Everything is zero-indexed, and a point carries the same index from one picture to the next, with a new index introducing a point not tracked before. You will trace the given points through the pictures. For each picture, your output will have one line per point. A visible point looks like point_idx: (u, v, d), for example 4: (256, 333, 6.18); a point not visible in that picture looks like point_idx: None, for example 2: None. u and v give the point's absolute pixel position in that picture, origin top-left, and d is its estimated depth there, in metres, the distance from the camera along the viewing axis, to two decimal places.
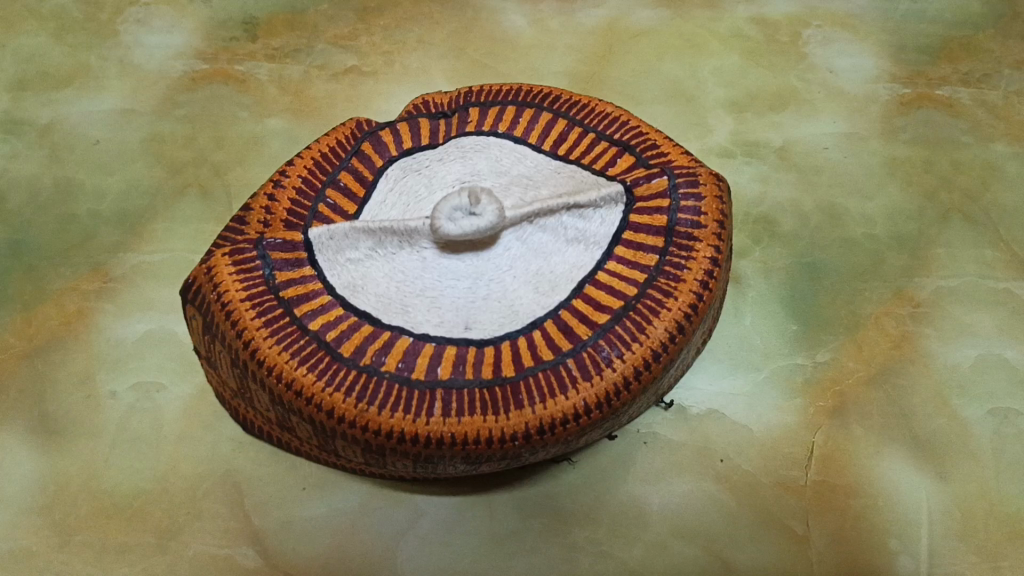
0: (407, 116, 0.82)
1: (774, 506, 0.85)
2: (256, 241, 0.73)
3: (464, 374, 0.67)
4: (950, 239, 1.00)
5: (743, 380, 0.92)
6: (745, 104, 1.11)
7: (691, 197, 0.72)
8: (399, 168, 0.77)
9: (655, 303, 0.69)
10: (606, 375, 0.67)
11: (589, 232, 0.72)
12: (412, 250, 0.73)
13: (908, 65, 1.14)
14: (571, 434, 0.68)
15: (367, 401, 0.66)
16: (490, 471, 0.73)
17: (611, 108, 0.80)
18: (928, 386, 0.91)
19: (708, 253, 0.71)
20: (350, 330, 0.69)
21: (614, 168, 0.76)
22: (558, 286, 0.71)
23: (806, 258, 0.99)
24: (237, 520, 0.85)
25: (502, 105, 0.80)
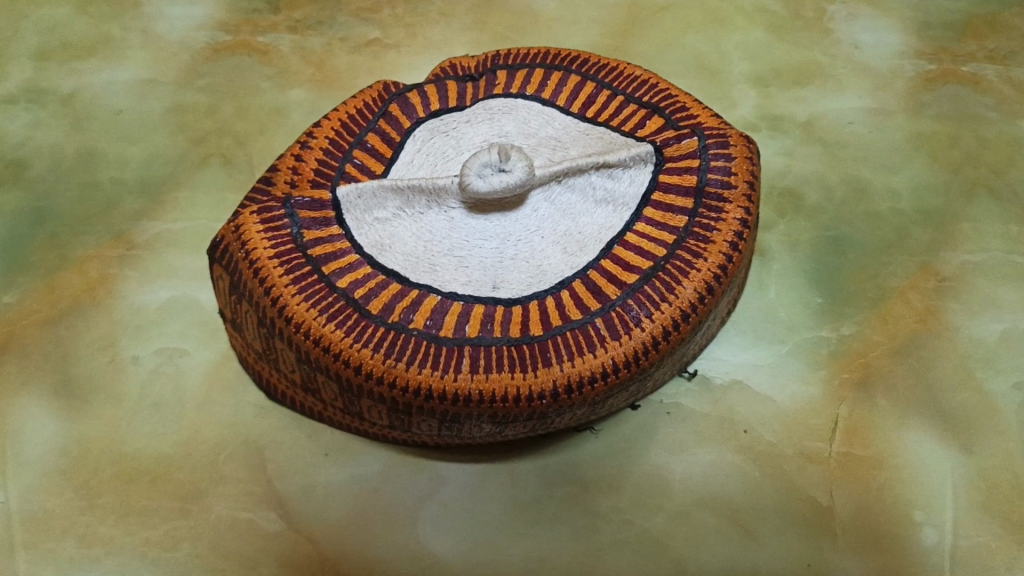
0: (435, 79, 0.85)
1: (797, 477, 0.85)
2: (283, 200, 0.74)
3: (492, 332, 0.68)
4: (975, 214, 0.99)
5: (768, 352, 0.92)
6: (769, 79, 1.10)
7: (721, 158, 0.74)
8: (426, 130, 0.81)
9: (684, 263, 0.70)
10: (635, 334, 0.68)
11: (618, 193, 0.75)
12: (439, 210, 0.76)
13: (933, 41, 1.13)
14: (599, 394, 0.68)
15: (395, 357, 0.67)
16: (515, 432, 0.74)
17: (640, 71, 0.83)
18: (954, 359, 0.90)
19: (738, 214, 0.72)
20: (379, 288, 0.70)
21: (642, 130, 0.79)
22: (586, 246, 0.74)
23: (831, 232, 0.99)
24: (260, 485, 0.85)
25: (529, 68, 0.84)
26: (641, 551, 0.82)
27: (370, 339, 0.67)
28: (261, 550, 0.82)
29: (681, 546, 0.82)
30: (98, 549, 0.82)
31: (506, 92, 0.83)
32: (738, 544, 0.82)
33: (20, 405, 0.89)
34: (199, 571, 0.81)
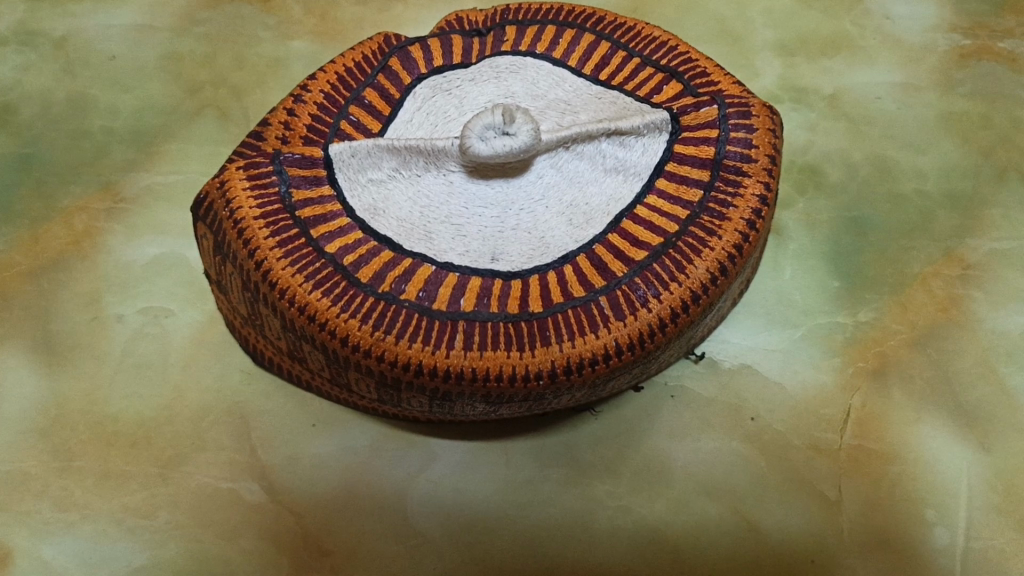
0: (439, 33, 0.80)
1: (805, 469, 0.81)
2: (272, 155, 0.69)
3: (488, 307, 0.64)
4: (1006, 199, 0.94)
5: (780, 336, 0.88)
6: (794, 47, 1.05)
7: (742, 129, 0.69)
8: (428, 87, 0.77)
9: (696, 242, 0.66)
10: (641, 315, 0.64)
11: (629, 162, 0.71)
12: (438, 173, 0.72)
13: (969, 15, 1.07)
14: (599, 377, 0.64)
15: (385, 329, 0.63)
16: (510, 412, 0.70)
17: (658, 32, 0.78)
18: (976, 352, 0.86)
19: (757, 190, 0.67)
20: (369, 256, 0.66)
21: (659, 95, 0.74)
22: (593, 219, 0.70)
23: (852, 212, 0.94)
24: (243, 454, 0.82)
25: (541, 25, 0.79)
26: (637, 540, 0.78)
27: (358, 307, 0.63)
28: (241, 521, 0.79)
29: (680, 536, 0.79)
30: (73, 513, 0.79)
31: (515, 49, 0.78)
32: (740, 537, 0.78)
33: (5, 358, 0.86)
34: (176, 541, 0.78)
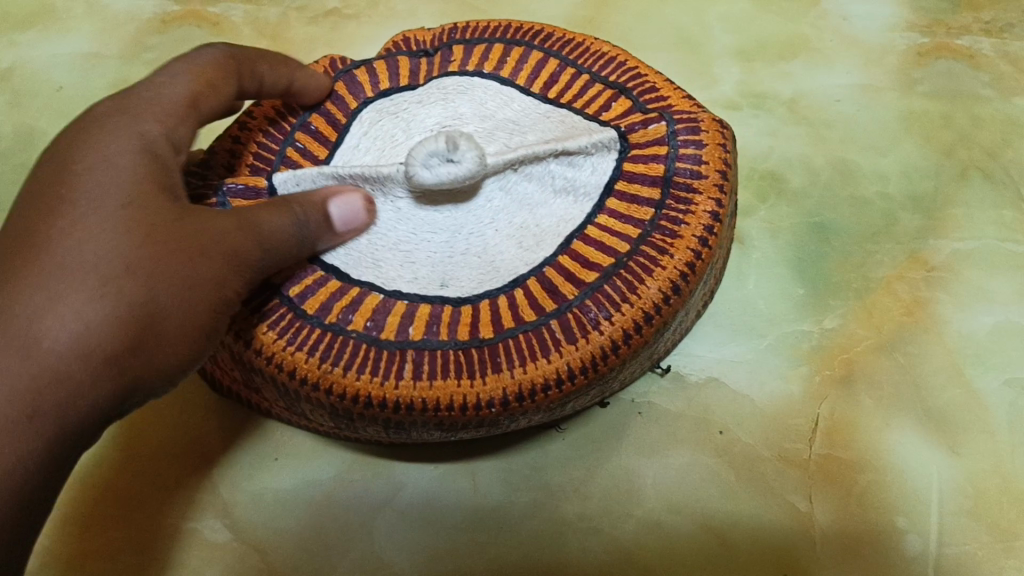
0: (385, 54, 0.79)
1: (775, 482, 0.80)
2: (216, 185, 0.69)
3: (438, 335, 0.64)
4: (968, 198, 0.94)
5: (746, 347, 0.87)
6: (753, 52, 1.04)
7: (691, 145, 0.69)
8: (373, 111, 0.76)
9: (648, 261, 0.65)
10: (593, 338, 0.64)
11: (579, 182, 0.70)
12: (385, 200, 0.71)
13: (927, 13, 1.06)
14: (553, 401, 0.65)
15: (279, 334, 0.65)
16: (470, 435, 0.70)
17: (607, 48, 0.77)
18: (942, 355, 0.85)
19: (708, 207, 0.67)
20: (315, 286, 0.66)
21: (608, 113, 0.73)
22: (544, 241, 0.69)
23: (815, 218, 0.93)
24: (205, 491, 0.80)
25: (488, 43, 0.78)
26: (608, 561, 0.77)
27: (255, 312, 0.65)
28: (204, 561, 0.77)
29: (650, 555, 0.78)
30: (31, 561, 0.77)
31: (462, 69, 0.77)
32: (712, 554, 0.77)
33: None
34: None
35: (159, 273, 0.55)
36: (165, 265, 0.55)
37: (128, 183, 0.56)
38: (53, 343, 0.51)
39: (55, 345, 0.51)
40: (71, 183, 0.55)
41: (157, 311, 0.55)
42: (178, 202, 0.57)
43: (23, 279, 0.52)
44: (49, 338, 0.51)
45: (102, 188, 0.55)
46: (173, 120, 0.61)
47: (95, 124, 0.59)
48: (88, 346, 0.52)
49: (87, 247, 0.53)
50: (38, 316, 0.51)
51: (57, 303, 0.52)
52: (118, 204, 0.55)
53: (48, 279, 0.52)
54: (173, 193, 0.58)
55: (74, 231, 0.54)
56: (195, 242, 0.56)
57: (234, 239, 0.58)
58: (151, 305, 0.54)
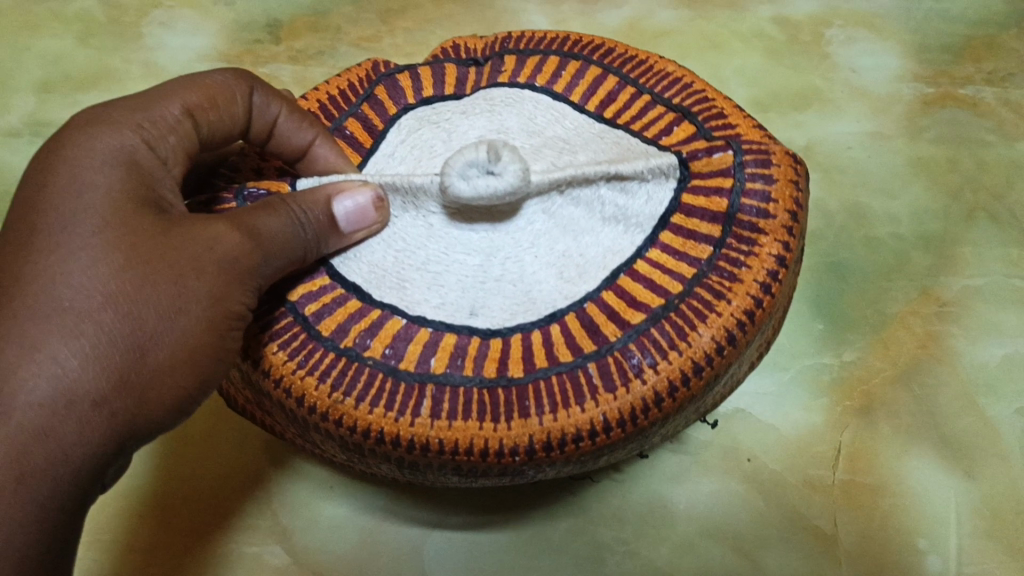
0: (432, 62, 0.85)
1: (801, 506, 0.85)
2: (238, 189, 0.73)
3: (462, 370, 0.67)
4: (975, 238, 1.00)
5: (770, 380, 0.92)
6: (768, 103, 1.11)
7: (760, 180, 0.72)
8: (413, 119, 0.81)
9: (702, 304, 0.68)
10: (637, 385, 0.66)
11: (631, 211, 0.73)
12: (417, 214, 0.73)
13: (930, 65, 1.13)
14: (585, 452, 0.67)
15: (289, 356, 0.68)
16: (491, 484, 0.73)
17: (672, 67, 0.83)
18: (956, 385, 0.90)
19: (773, 250, 0.70)
20: (334, 304, 0.69)
21: (669, 137, 0.77)
22: (586, 273, 0.71)
23: (832, 258, 0.99)
24: (265, 519, 0.86)
25: (543, 56, 0.84)
26: None
27: (267, 331, 0.69)
28: None
29: None
30: None
31: (512, 81, 0.83)
32: None
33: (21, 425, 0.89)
34: None
35: (145, 299, 0.56)
36: (151, 291, 0.56)
37: (105, 204, 0.57)
38: (37, 394, 0.52)
39: (35, 393, 0.52)
40: (48, 216, 0.57)
41: (146, 339, 0.55)
42: (159, 217, 0.59)
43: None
44: (27, 391, 0.52)
45: (75, 219, 0.57)
46: (156, 130, 0.63)
47: (67, 139, 0.61)
48: (72, 391, 0.53)
49: (65, 280, 0.55)
50: (20, 362, 0.52)
51: (38, 345, 0.53)
52: (94, 231, 0.56)
53: (26, 322, 0.53)
54: (156, 208, 0.60)
55: (51, 265, 0.55)
56: (182, 259, 0.57)
57: (223, 245, 0.59)
58: (138, 337, 0.55)
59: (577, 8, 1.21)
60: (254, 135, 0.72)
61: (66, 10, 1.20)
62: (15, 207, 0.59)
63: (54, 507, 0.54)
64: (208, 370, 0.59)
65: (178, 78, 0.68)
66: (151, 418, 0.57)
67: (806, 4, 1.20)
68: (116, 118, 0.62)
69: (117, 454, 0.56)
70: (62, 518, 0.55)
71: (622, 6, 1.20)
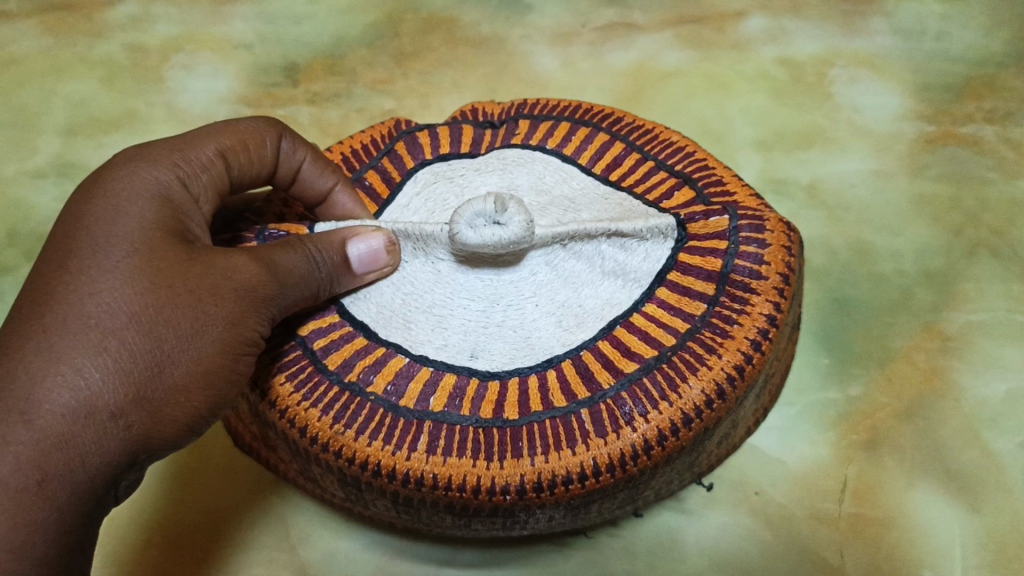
0: (451, 123, 0.91)
1: (808, 539, 0.87)
2: (258, 230, 0.79)
3: (459, 410, 0.71)
4: (978, 273, 1.02)
5: (777, 414, 0.94)
6: (772, 142, 1.14)
7: (754, 244, 0.76)
8: (429, 174, 0.87)
9: (693, 358, 0.72)
10: (627, 432, 0.69)
11: (629, 267, 0.77)
12: (426, 260, 0.79)
13: (932, 104, 1.16)
14: (574, 496, 0.70)
15: (295, 388, 0.73)
16: (485, 528, 0.76)
17: (678, 138, 0.88)
18: (960, 419, 0.92)
19: (765, 309, 0.74)
20: (341, 341, 0.74)
21: (670, 200, 0.82)
22: (585, 322, 0.76)
23: (837, 293, 1.01)
24: (283, 551, 0.88)
25: (555, 122, 0.90)
26: None
27: (274, 363, 0.74)
28: None
29: None
30: None
31: (525, 142, 0.88)
32: None
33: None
34: None
35: (165, 320, 0.61)
36: (172, 312, 0.61)
37: (136, 231, 0.63)
38: (62, 404, 0.56)
39: (59, 402, 0.56)
40: (81, 242, 0.62)
41: (164, 357, 0.60)
42: (185, 246, 0.64)
43: (27, 351, 0.57)
44: (50, 400, 0.56)
45: (107, 244, 0.62)
46: (191, 168, 0.70)
47: (104, 179, 0.66)
48: (93, 403, 0.57)
49: (95, 297, 0.59)
50: (49, 372, 0.57)
51: (66, 356, 0.57)
52: (125, 253, 0.61)
53: (56, 334, 0.58)
54: (183, 237, 0.65)
55: (83, 283, 0.60)
56: (203, 284, 0.63)
57: (242, 275, 0.65)
58: (157, 356, 0.60)
59: (587, 51, 1.25)
60: (279, 178, 0.79)
61: (92, 53, 1.24)
62: (54, 231, 0.64)
63: (72, 513, 0.58)
64: (216, 393, 0.64)
65: (211, 123, 0.75)
66: (163, 433, 0.61)
67: (809, 45, 1.23)
68: (154, 157, 0.69)
69: (128, 465, 0.60)
70: (72, 527, 0.58)
71: (630, 48, 1.24)
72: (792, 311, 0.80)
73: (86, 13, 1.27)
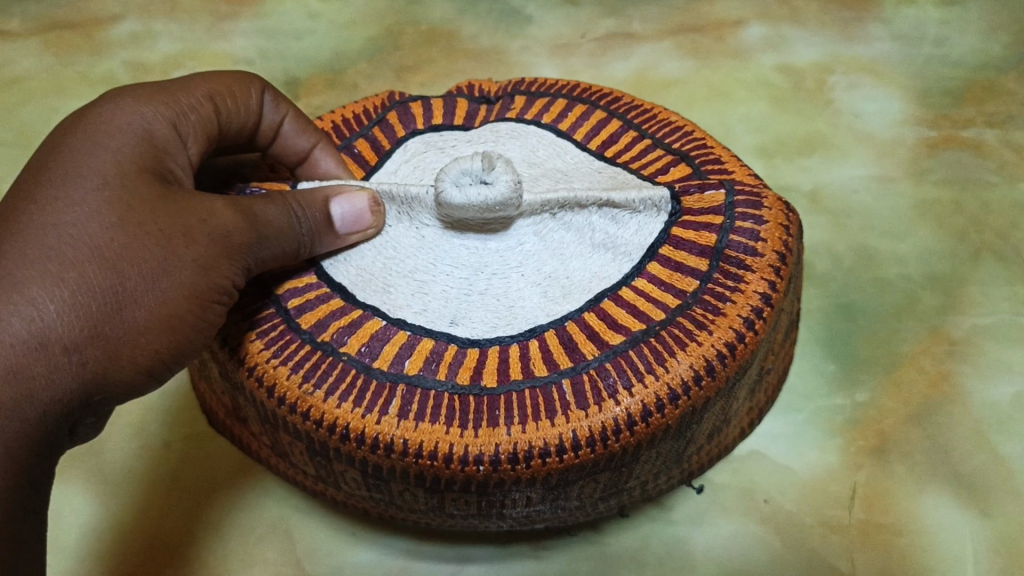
0: (446, 96, 0.92)
1: (819, 547, 0.86)
2: (240, 188, 0.79)
3: (435, 374, 0.70)
4: (982, 277, 1.01)
5: (785, 422, 0.94)
6: (774, 149, 1.14)
7: (750, 220, 0.77)
8: (421, 143, 0.87)
9: (684, 333, 0.71)
10: (612, 404, 0.68)
11: (620, 240, 0.78)
12: (410, 225, 0.79)
13: (932, 108, 1.16)
14: (550, 471, 0.69)
15: (266, 345, 0.72)
16: (460, 511, 0.74)
17: (675, 118, 0.90)
18: (969, 424, 0.91)
19: (760, 287, 0.74)
20: (317, 301, 0.74)
21: (666, 174, 0.83)
22: (571, 294, 0.76)
23: (842, 299, 1.01)
24: (290, 566, 0.85)
25: (552, 99, 0.91)
26: None
27: (248, 320, 0.74)
28: None
29: None
30: None
31: (520, 117, 0.90)
32: None
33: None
34: None
35: (129, 257, 0.60)
36: (138, 251, 0.60)
37: (110, 166, 0.62)
38: (13, 332, 0.56)
39: (10, 331, 0.56)
40: (56, 171, 0.61)
41: (125, 295, 0.59)
42: (162, 185, 0.64)
43: None
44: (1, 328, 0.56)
45: (81, 176, 0.61)
46: (180, 108, 0.69)
47: (91, 112, 0.66)
48: (46, 334, 0.57)
49: (59, 230, 0.59)
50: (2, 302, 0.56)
51: (22, 287, 0.57)
52: (95, 188, 0.61)
53: (14, 264, 0.57)
54: (162, 177, 0.64)
55: (49, 214, 0.59)
56: (174, 225, 0.62)
57: (216, 220, 0.64)
58: (117, 294, 0.59)
59: (587, 62, 1.25)
60: (261, 137, 0.80)
61: (93, 72, 1.24)
62: (35, 159, 0.64)
63: (18, 444, 0.58)
64: (184, 338, 0.63)
65: (202, 73, 0.76)
66: (120, 373, 0.60)
67: (808, 52, 1.23)
68: (144, 96, 0.68)
69: (81, 404, 0.60)
70: (20, 454, 0.59)
71: (629, 58, 1.24)
72: (789, 296, 0.79)
73: (88, 31, 1.28)
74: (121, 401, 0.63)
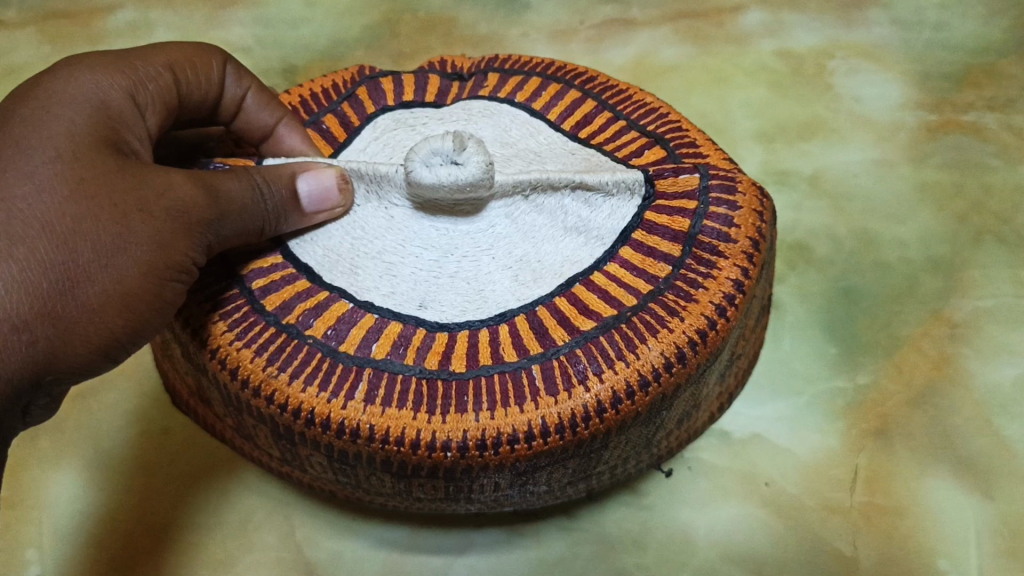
0: (416, 72, 0.92)
1: (820, 529, 0.85)
2: (204, 163, 0.78)
3: (403, 358, 0.69)
4: (983, 260, 1.01)
5: (786, 405, 0.93)
6: (774, 134, 1.13)
7: (724, 206, 0.76)
8: (391, 120, 0.87)
9: (654, 319, 0.71)
10: (580, 390, 0.68)
11: (593, 224, 0.77)
12: (379, 205, 0.78)
13: (933, 93, 1.16)
14: (516, 457, 0.68)
15: (230, 327, 0.72)
16: (425, 494, 0.74)
17: (651, 100, 0.89)
18: (970, 406, 0.91)
19: (732, 274, 0.74)
20: (282, 283, 0.73)
21: (640, 157, 0.83)
22: (542, 278, 0.75)
23: (843, 282, 1.01)
24: (289, 552, 0.85)
25: (526, 78, 0.91)
26: None
27: (211, 301, 0.73)
28: None
29: None
30: None
31: (494, 95, 0.90)
32: None
33: (41, 430, 0.91)
34: None
35: (83, 232, 0.59)
36: (91, 227, 0.59)
37: (62, 139, 0.61)
38: None
39: None
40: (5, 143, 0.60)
41: (79, 272, 0.58)
42: (116, 158, 0.62)
43: None
44: None
45: (32, 150, 0.60)
46: (137, 78, 0.68)
47: (42, 82, 0.64)
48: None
49: (8, 205, 0.57)
50: None
51: None
52: (47, 161, 0.59)
53: None
54: (118, 149, 0.63)
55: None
56: (129, 200, 0.61)
57: (175, 194, 0.63)
58: (70, 271, 0.58)
59: (584, 47, 1.24)
60: (222, 111, 0.79)
61: None
62: None
63: None
64: (141, 316, 0.62)
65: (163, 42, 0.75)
66: (74, 353, 0.59)
67: (807, 37, 1.23)
68: (99, 65, 0.67)
69: (32, 385, 0.59)
70: None
71: (628, 43, 1.24)
72: (762, 282, 0.79)
73: (85, 21, 1.27)
74: (75, 382, 0.62)
